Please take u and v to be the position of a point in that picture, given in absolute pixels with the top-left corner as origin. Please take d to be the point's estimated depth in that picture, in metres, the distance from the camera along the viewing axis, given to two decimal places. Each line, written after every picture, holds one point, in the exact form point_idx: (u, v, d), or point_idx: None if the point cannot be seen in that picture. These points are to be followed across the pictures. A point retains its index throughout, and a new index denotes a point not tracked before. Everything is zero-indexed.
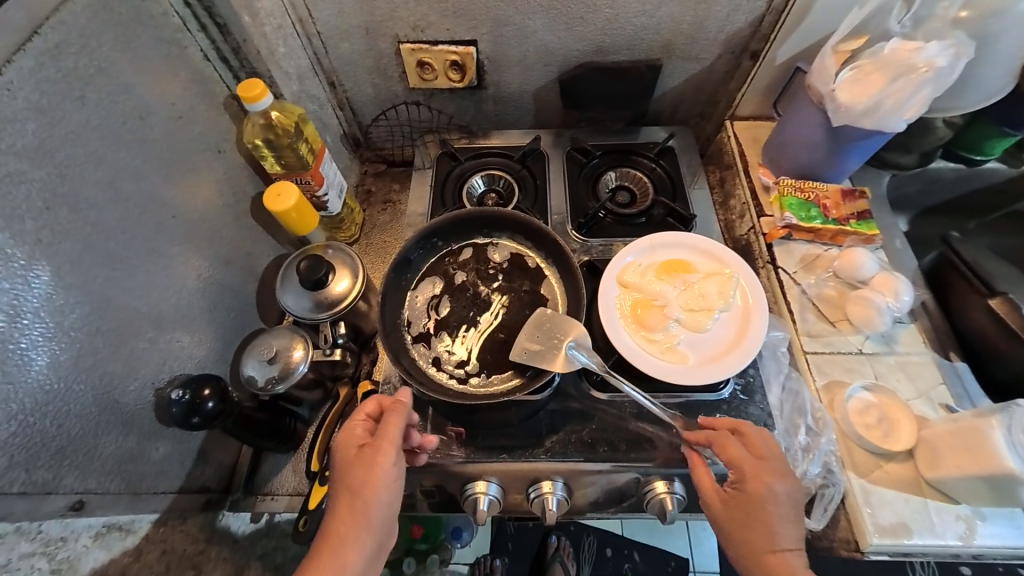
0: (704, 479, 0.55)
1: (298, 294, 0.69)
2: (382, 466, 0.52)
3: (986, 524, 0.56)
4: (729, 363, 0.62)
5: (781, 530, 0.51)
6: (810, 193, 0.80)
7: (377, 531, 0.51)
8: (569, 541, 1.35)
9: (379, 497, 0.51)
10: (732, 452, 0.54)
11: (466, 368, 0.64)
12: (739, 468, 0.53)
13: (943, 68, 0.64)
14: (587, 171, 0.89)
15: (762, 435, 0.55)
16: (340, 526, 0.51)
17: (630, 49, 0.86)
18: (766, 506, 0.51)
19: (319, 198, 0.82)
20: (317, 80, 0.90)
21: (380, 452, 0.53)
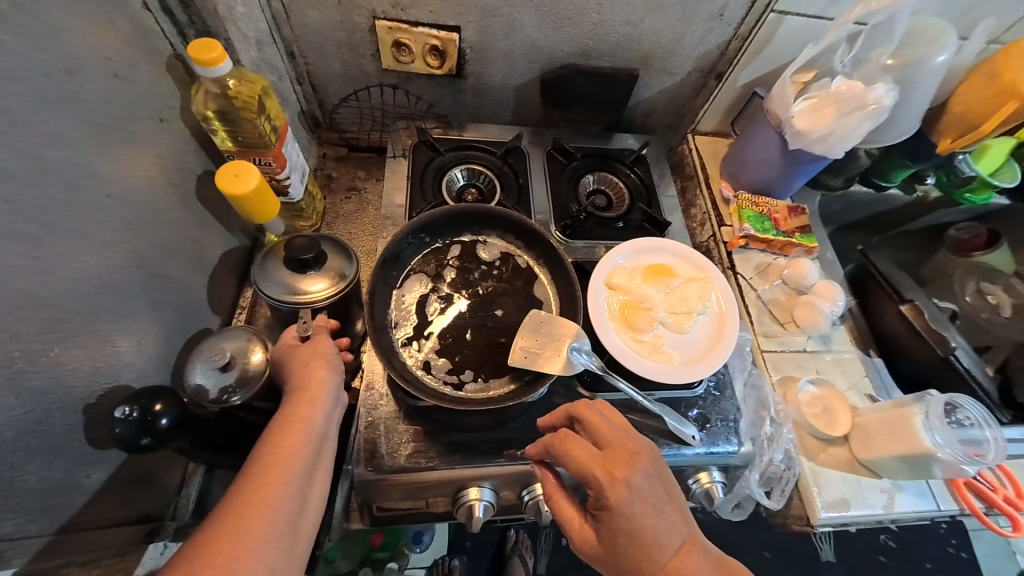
0: (569, 511, 0.53)
1: (275, 278, 0.60)
2: (325, 343, 0.56)
3: (902, 494, 0.68)
4: (706, 362, 0.67)
5: (658, 527, 0.47)
6: (764, 208, 0.88)
7: (331, 401, 0.53)
8: (526, 533, 1.38)
9: (330, 368, 0.54)
10: (580, 466, 0.49)
11: (460, 369, 0.61)
12: (590, 481, 0.49)
13: (881, 107, 0.74)
14: (568, 172, 0.90)
15: (597, 418, 0.52)
16: (304, 383, 0.52)
17: (613, 56, 0.88)
18: (631, 509, 0.47)
19: (281, 181, 0.73)
20: (275, 48, 0.80)
21: (320, 339, 0.57)
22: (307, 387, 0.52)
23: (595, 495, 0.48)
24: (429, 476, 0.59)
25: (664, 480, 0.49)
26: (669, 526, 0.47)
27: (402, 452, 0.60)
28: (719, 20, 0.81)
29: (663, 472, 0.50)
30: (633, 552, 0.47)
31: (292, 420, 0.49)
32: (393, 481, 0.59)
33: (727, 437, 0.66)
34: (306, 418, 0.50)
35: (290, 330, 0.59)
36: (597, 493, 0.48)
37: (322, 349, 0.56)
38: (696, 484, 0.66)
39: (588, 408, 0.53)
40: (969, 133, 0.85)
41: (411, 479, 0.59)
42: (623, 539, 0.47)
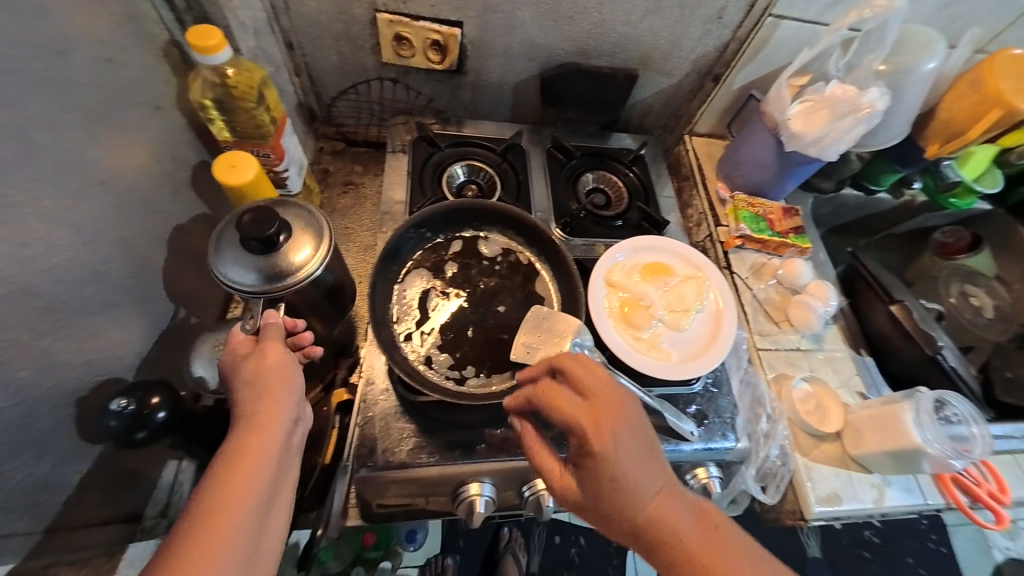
0: (549, 465, 0.51)
1: (249, 272, 0.54)
2: (275, 354, 0.50)
3: (891, 489, 0.69)
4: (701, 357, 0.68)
5: (640, 472, 0.47)
6: (759, 208, 0.90)
7: (288, 426, 0.48)
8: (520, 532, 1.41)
9: (287, 390, 0.49)
10: (562, 413, 0.48)
11: (462, 364, 0.61)
12: (574, 429, 0.48)
13: (873, 111, 0.76)
14: (567, 170, 0.90)
15: (578, 366, 0.50)
16: (258, 405, 0.47)
17: (612, 56, 0.89)
18: (616, 456, 0.46)
19: (278, 173, 0.72)
20: (272, 39, 0.79)
21: (272, 346, 0.51)
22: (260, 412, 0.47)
23: (580, 443, 0.47)
24: (430, 472, 0.59)
25: (646, 428, 0.49)
26: (651, 473, 0.47)
27: (402, 448, 0.59)
28: (717, 23, 0.83)
29: (644, 422, 0.49)
30: (615, 499, 0.46)
31: (243, 453, 0.44)
32: (392, 477, 0.58)
33: (724, 433, 0.67)
34: (261, 452, 0.45)
35: (235, 328, 0.52)
36: (581, 441, 0.47)
37: (271, 366, 0.50)
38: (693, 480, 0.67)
39: (572, 358, 0.51)
40: (956, 139, 0.88)
41: (410, 475, 0.59)
42: (606, 487, 0.46)
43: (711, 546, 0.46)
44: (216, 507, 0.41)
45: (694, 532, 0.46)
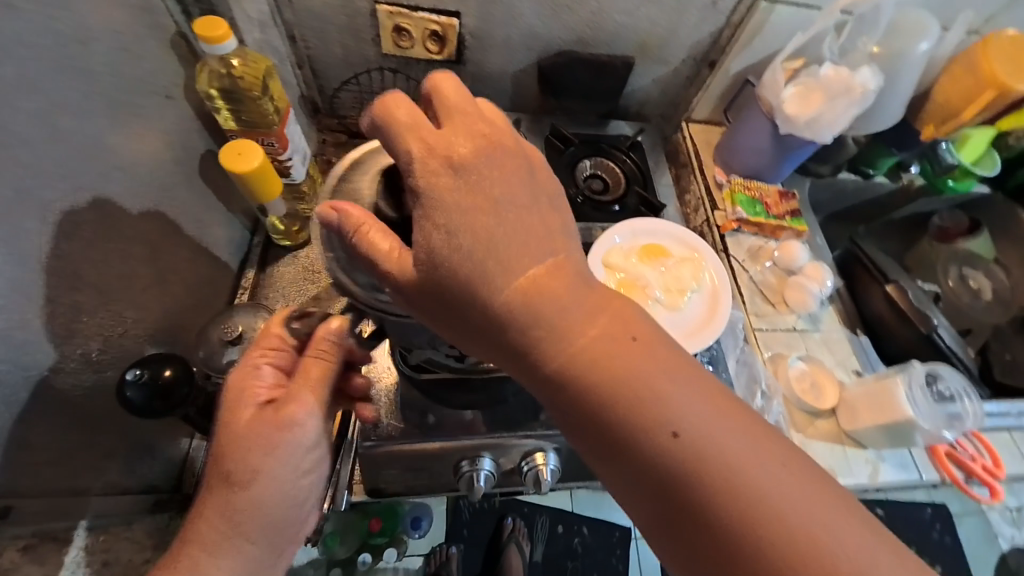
0: (375, 223, 0.44)
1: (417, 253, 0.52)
2: (295, 417, 0.52)
3: (886, 464, 0.71)
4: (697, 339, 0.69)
5: (485, 223, 0.41)
6: (756, 193, 0.91)
7: (289, 481, 0.53)
8: (524, 523, 1.51)
9: (297, 448, 0.53)
10: (424, 141, 0.42)
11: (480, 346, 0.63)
12: (432, 158, 0.42)
13: (866, 93, 0.77)
14: (565, 158, 0.92)
15: (448, 97, 0.44)
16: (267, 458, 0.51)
17: (609, 44, 0.90)
18: (455, 191, 0.41)
19: (283, 162, 0.75)
20: (276, 31, 0.81)
21: (295, 401, 0.52)
22: (257, 486, 0.51)
23: (443, 179, 0.41)
24: (433, 446, 0.61)
25: (531, 176, 0.44)
26: (539, 231, 0.42)
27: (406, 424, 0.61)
28: (712, 9, 0.84)
29: (527, 172, 0.44)
30: (485, 251, 0.40)
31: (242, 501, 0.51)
32: (396, 452, 0.61)
33: None
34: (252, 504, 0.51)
35: (277, 328, 0.56)
36: (450, 174, 0.41)
37: (282, 442, 0.51)
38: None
39: (453, 89, 0.45)
40: (950, 122, 0.89)
41: (414, 450, 0.61)
42: (480, 238, 0.41)
43: (618, 343, 0.41)
44: (202, 553, 0.50)
45: (591, 321, 0.42)
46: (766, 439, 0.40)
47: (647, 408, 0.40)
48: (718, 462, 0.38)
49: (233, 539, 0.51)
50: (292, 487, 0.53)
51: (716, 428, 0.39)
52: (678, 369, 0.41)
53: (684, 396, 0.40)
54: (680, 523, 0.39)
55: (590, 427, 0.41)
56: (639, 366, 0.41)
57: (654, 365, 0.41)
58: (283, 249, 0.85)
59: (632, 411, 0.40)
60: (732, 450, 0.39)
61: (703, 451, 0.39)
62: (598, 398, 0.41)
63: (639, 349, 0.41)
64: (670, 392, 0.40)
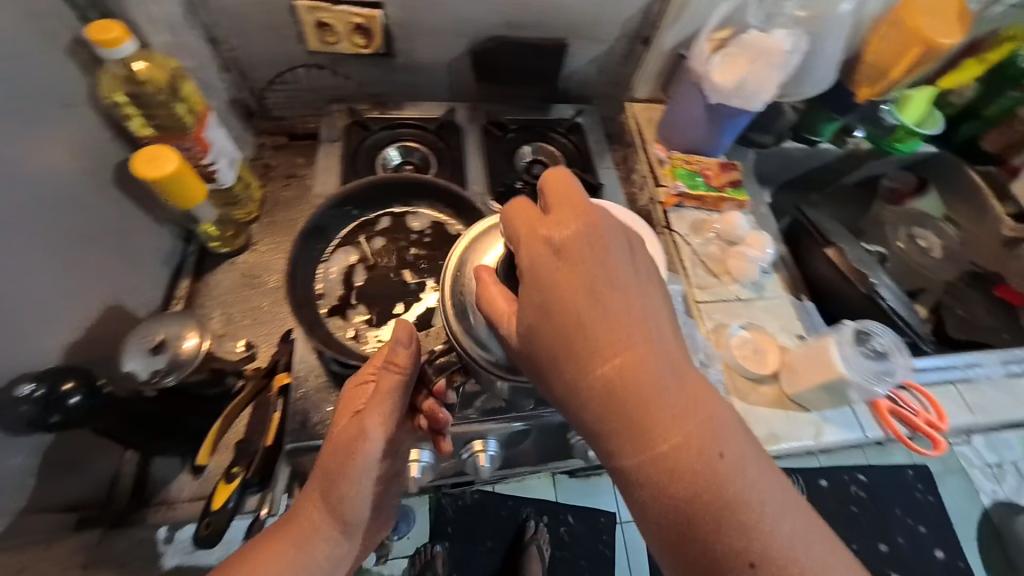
0: (490, 288, 0.53)
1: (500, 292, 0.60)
2: (371, 427, 0.51)
3: (830, 424, 0.71)
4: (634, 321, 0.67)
5: (585, 314, 0.47)
6: (696, 166, 0.91)
7: (355, 496, 0.52)
8: (544, 527, 1.52)
9: (362, 463, 0.51)
10: (536, 231, 0.50)
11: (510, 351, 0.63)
12: (539, 246, 0.50)
13: (789, 55, 0.77)
14: (503, 144, 0.91)
15: (565, 191, 0.51)
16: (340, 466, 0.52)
17: (539, 26, 0.89)
18: (554, 278, 0.48)
19: (206, 167, 0.74)
20: (194, 34, 0.79)
21: (371, 411, 0.51)
22: (343, 488, 0.52)
23: (552, 264, 0.49)
24: None
25: (628, 251, 0.50)
26: (633, 319, 0.47)
27: None
28: None
29: (624, 249, 0.50)
30: (590, 338, 0.47)
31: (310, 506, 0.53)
32: None
33: None
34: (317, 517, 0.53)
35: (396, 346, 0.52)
36: (559, 262, 0.49)
37: (356, 452, 0.51)
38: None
39: (563, 178, 0.52)
40: (883, 81, 0.90)
41: None
42: (574, 325, 0.48)
43: (692, 441, 0.45)
44: (268, 549, 0.52)
45: (670, 412, 0.46)
46: (824, 534, 0.45)
47: (717, 509, 0.44)
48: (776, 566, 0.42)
49: (314, 536, 0.53)
50: (354, 504, 0.52)
51: (781, 531, 0.43)
52: (752, 459, 0.46)
53: (749, 495, 0.44)
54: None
55: (652, 512, 0.46)
56: (707, 461, 0.45)
57: (721, 461, 0.45)
58: (220, 255, 0.84)
59: (699, 507, 0.44)
60: (789, 552, 0.43)
61: (771, 558, 0.42)
62: (664, 489, 0.45)
63: (705, 443, 0.45)
64: (736, 492, 0.44)
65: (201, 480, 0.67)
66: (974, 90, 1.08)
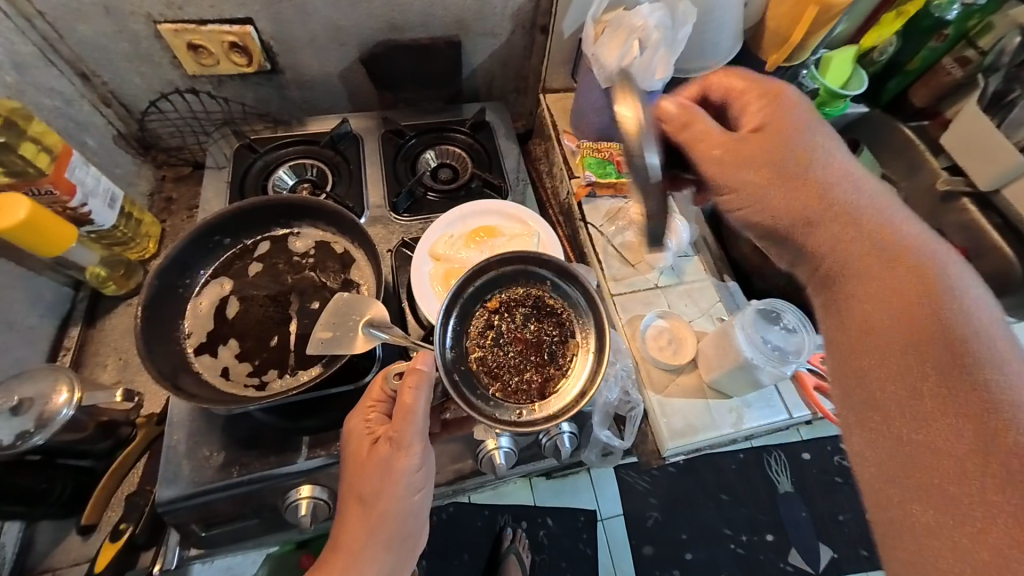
0: (701, 126, 0.56)
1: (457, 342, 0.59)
2: (408, 436, 0.53)
3: (751, 409, 0.68)
4: (577, 381, 0.58)
5: (844, 190, 0.51)
6: (606, 153, 0.87)
7: (401, 510, 0.52)
8: (523, 533, 1.45)
9: (403, 473, 0.52)
10: (712, 151, 0.55)
11: (521, 400, 0.58)
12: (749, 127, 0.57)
13: (667, 32, 0.73)
14: (404, 151, 0.88)
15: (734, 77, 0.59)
16: (377, 489, 0.52)
17: (425, 26, 0.85)
18: (775, 141, 0.54)
19: (75, 209, 0.70)
20: (55, 71, 0.75)
21: (394, 432, 0.52)
22: (384, 505, 0.51)
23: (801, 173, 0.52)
24: (241, 484, 0.57)
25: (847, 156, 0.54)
26: (871, 207, 0.50)
27: (212, 465, 0.57)
28: None
29: (806, 137, 0.54)
30: (834, 222, 0.50)
31: (348, 533, 0.52)
32: (201, 499, 0.56)
33: None
34: (356, 551, 0.51)
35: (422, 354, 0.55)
36: (748, 134, 0.56)
37: (399, 465, 0.52)
38: (508, 445, 0.64)
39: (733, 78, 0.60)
40: (785, 46, 0.86)
41: (225, 492, 0.57)
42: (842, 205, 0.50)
43: (903, 298, 0.44)
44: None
45: (927, 272, 0.44)
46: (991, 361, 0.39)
47: (914, 358, 0.41)
48: (978, 398, 0.37)
49: (360, 565, 0.50)
50: (400, 522, 0.52)
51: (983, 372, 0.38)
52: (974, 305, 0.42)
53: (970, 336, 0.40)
54: (925, 478, 0.38)
55: (849, 376, 0.44)
56: (930, 310, 0.42)
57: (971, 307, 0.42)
58: (116, 298, 0.80)
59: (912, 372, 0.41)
60: (999, 392, 0.37)
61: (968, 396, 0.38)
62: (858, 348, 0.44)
63: (943, 291, 0.43)
64: (990, 334, 0.40)
65: (88, 541, 0.64)
66: (895, 44, 1.01)
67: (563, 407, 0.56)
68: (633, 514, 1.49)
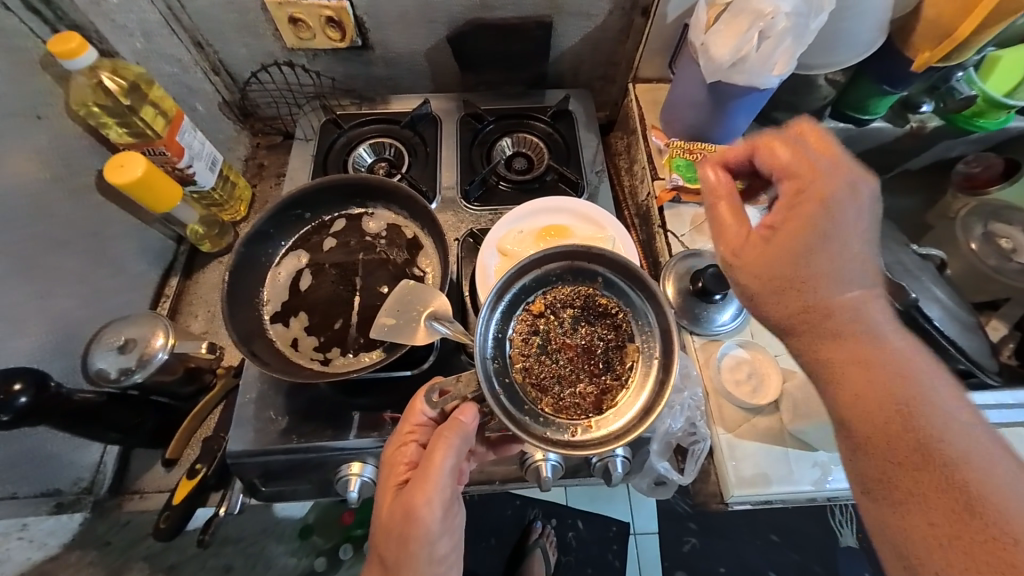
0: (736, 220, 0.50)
1: (500, 340, 0.57)
2: (426, 503, 0.52)
3: (838, 468, 0.61)
4: (637, 396, 0.54)
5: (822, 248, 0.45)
6: (699, 155, 0.78)
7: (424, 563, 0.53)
8: (552, 530, 1.44)
9: (425, 530, 0.52)
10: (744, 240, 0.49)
11: (575, 414, 0.55)
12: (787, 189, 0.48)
13: (796, 18, 0.62)
14: (480, 137, 0.85)
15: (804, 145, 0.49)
16: (401, 536, 0.53)
17: (515, 5, 0.81)
18: (814, 211, 0.46)
19: (182, 170, 0.75)
20: (174, 39, 0.80)
21: (419, 486, 0.53)
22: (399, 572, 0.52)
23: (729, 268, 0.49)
24: (300, 450, 0.60)
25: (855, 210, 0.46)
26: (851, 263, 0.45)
27: (276, 427, 0.61)
28: None
29: (832, 207, 0.46)
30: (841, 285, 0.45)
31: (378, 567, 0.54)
32: (262, 456, 0.60)
33: None
34: None
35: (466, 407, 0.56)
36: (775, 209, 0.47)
37: (421, 520, 0.52)
38: (555, 459, 0.63)
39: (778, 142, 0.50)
40: (947, 41, 0.71)
41: (290, 456, 0.60)
42: (785, 285, 0.45)
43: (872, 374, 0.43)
44: None
45: (886, 340, 0.44)
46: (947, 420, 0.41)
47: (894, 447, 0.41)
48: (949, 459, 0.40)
49: None
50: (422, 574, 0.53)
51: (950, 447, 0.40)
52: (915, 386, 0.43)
53: (925, 396, 0.42)
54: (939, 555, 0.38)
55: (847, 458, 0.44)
56: (887, 374, 0.43)
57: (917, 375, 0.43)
58: (209, 255, 0.88)
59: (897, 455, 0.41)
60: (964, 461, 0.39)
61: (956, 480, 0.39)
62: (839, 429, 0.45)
63: (891, 351, 0.44)
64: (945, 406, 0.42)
65: (169, 473, 0.72)
66: None
67: (626, 424, 0.53)
68: (668, 535, 1.43)
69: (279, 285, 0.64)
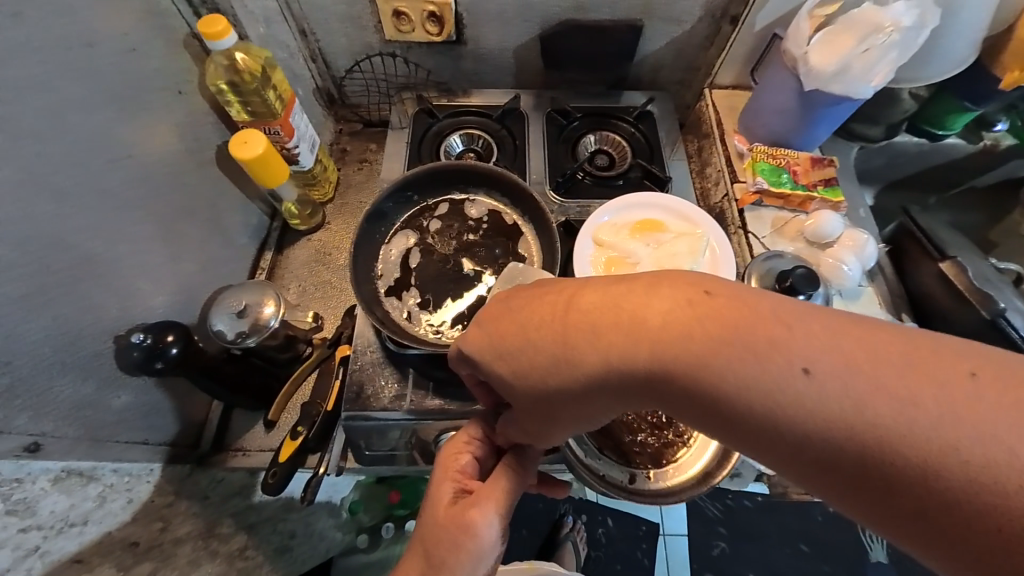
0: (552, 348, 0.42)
1: None
2: (486, 517, 0.47)
3: None
4: (697, 459, 0.66)
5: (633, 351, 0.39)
6: (782, 160, 0.81)
7: None
8: (583, 525, 1.47)
9: (477, 551, 0.46)
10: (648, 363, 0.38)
11: (635, 461, 0.67)
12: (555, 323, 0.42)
13: (907, 29, 0.66)
14: (566, 133, 0.89)
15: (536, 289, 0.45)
16: (450, 552, 0.46)
17: (610, 8, 0.84)
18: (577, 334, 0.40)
19: (290, 150, 0.80)
20: (285, 26, 0.85)
21: (484, 496, 0.48)
22: None
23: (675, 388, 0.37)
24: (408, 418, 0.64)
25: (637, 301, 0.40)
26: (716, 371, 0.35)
27: (385, 395, 0.65)
28: None
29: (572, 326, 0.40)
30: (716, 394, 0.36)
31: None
32: (374, 420, 0.64)
33: None
34: None
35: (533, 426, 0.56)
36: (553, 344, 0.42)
37: (475, 537, 0.46)
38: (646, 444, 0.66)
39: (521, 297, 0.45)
40: None
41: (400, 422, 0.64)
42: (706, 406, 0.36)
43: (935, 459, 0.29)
44: None
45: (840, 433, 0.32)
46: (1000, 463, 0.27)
47: None
48: None
49: None
50: None
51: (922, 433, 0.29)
52: (868, 381, 0.31)
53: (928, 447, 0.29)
54: None
55: None
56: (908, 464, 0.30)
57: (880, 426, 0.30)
58: (298, 232, 0.92)
59: None
60: None
61: (904, 483, 0.30)
62: None
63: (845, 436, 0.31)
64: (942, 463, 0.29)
65: (269, 434, 0.77)
66: None
67: (683, 481, 0.65)
68: (698, 538, 1.44)
69: (392, 261, 0.68)
